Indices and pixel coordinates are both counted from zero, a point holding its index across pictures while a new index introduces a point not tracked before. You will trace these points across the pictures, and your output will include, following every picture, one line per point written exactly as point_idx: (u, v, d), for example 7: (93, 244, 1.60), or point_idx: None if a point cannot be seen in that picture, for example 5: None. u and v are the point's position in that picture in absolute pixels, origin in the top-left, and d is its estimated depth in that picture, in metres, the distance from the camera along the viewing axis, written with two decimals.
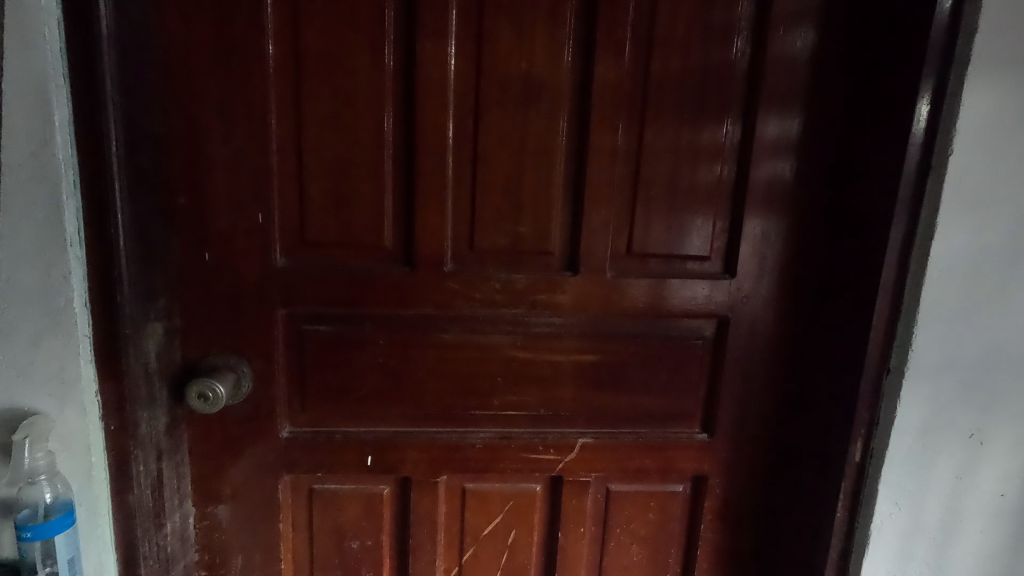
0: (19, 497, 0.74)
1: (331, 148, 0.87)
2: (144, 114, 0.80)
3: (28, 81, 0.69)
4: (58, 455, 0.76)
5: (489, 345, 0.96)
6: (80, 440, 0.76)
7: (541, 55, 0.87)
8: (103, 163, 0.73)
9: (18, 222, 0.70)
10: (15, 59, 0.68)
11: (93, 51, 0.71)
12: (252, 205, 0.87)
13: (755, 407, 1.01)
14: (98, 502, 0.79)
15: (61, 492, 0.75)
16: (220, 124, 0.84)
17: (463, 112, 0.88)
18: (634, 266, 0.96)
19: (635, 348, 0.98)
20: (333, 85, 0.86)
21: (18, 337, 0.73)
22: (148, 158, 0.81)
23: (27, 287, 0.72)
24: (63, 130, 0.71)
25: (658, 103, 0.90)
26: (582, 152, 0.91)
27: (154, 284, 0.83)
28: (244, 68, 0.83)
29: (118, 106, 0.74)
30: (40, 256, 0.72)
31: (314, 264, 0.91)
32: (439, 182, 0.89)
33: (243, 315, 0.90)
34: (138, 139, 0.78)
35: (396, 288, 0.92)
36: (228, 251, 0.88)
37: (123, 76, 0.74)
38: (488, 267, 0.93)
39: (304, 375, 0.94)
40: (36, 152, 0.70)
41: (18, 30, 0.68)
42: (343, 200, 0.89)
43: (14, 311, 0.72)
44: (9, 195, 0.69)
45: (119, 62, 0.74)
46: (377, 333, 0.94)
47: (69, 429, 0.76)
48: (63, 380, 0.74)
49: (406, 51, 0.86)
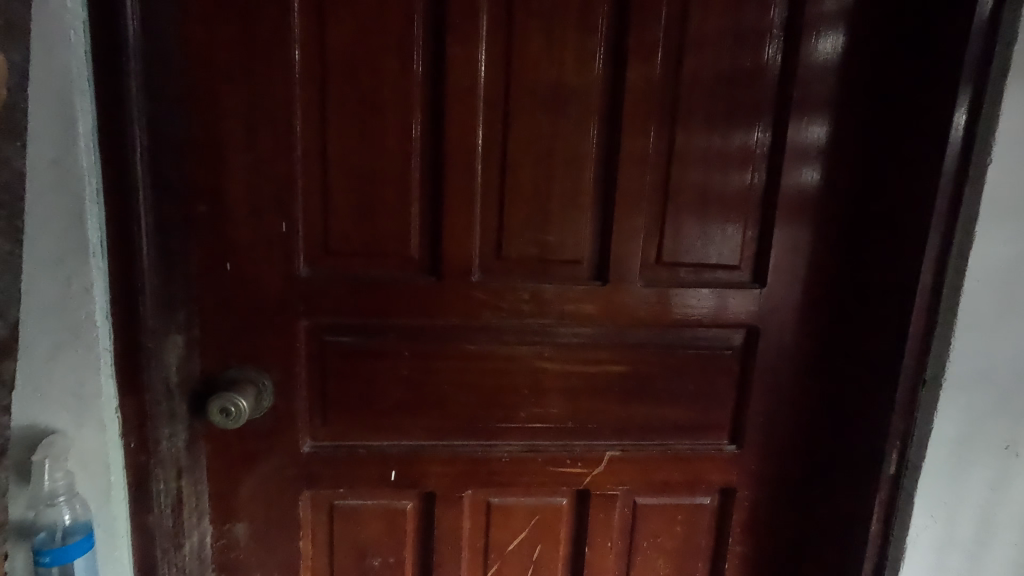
0: (35, 521, 0.71)
1: (357, 155, 0.85)
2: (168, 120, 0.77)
3: (54, 85, 0.66)
4: (78, 475, 0.73)
5: (515, 356, 0.94)
6: (99, 460, 0.73)
7: (571, 61, 0.86)
8: (128, 170, 0.70)
9: (39, 232, 0.67)
10: (40, 62, 0.65)
11: (119, 55, 0.68)
12: (275, 213, 0.85)
13: (784, 418, 1.00)
14: (116, 524, 0.76)
15: (80, 513, 0.73)
16: (243, 129, 0.82)
17: (491, 118, 0.86)
18: (663, 275, 0.94)
19: (663, 359, 0.96)
20: (359, 91, 0.83)
21: (36, 352, 0.70)
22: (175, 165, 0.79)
23: (47, 300, 0.69)
24: (88, 136, 0.68)
25: (690, 109, 0.88)
26: (612, 160, 0.89)
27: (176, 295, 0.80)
28: (268, 72, 0.81)
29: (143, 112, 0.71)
30: (61, 268, 0.69)
31: (338, 274, 0.88)
32: (466, 190, 0.87)
33: (265, 326, 0.88)
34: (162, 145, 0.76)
35: (422, 298, 0.90)
36: (251, 260, 0.85)
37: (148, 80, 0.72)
38: (516, 276, 0.91)
39: (326, 388, 0.92)
40: (60, 159, 0.67)
41: (44, 33, 0.65)
42: (368, 208, 0.87)
43: (33, 325, 0.69)
44: (32, 203, 0.67)
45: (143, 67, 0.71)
46: (401, 344, 0.92)
47: (89, 448, 0.73)
48: (82, 397, 0.71)
49: (434, 55, 0.84)
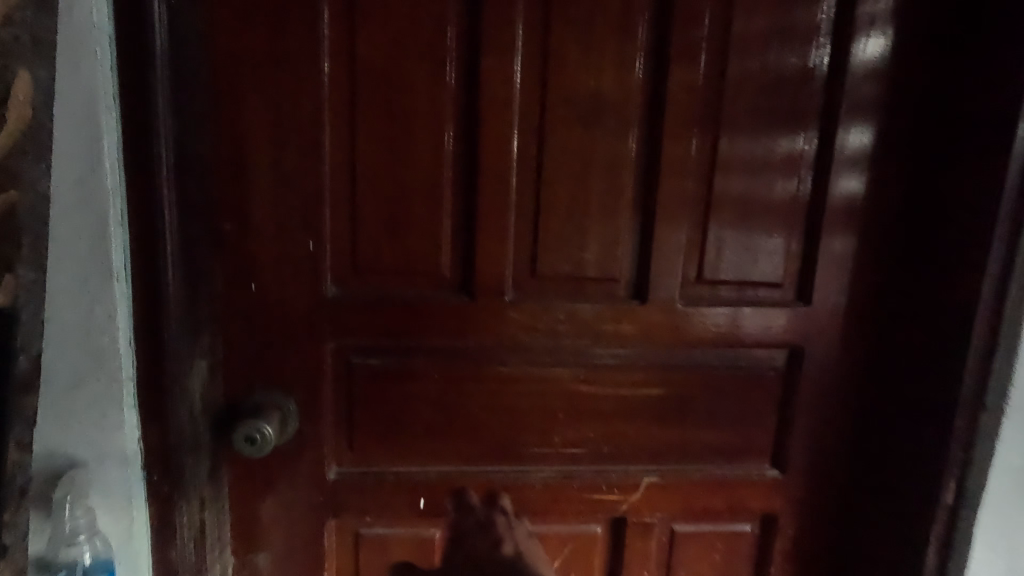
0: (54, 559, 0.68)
1: (387, 171, 0.82)
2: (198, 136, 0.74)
3: (79, 103, 0.63)
4: (99, 510, 0.71)
5: (550, 378, 0.90)
6: (120, 494, 0.70)
7: (610, 72, 0.82)
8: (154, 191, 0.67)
9: (62, 256, 0.65)
10: (65, 80, 0.63)
11: (147, 70, 0.65)
12: (302, 231, 0.81)
13: (829, 442, 0.95)
14: (138, 560, 0.73)
15: (100, 551, 0.70)
16: (271, 145, 0.78)
17: (526, 131, 0.83)
18: (704, 293, 0.90)
19: (704, 381, 0.92)
20: (390, 104, 0.80)
21: (58, 380, 0.67)
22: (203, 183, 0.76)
23: (70, 326, 0.66)
24: (112, 155, 0.65)
25: (735, 120, 0.85)
26: (651, 174, 0.85)
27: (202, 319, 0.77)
28: (297, 86, 0.78)
29: (171, 127, 0.67)
30: (84, 293, 0.66)
31: (367, 293, 0.85)
32: (500, 206, 0.84)
33: (291, 349, 0.84)
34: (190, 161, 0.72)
35: (453, 319, 0.86)
36: (277, 280, 0.82)
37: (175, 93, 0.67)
38: (551, 295, 0.87)
39: (353, 412, 0.88)
40: (84, 180, 0.64)
41: (70, 49, 0.62)
42: (398, 225, 0.83)
43: (55, 353, 0.66)
44: (56, 226, 0.64)
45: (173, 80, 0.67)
46: (432, 366, 0.88)
47: (110, 481, 0.70)
48: (104, 428, 0.69)
49: (468, 66, 0.81)
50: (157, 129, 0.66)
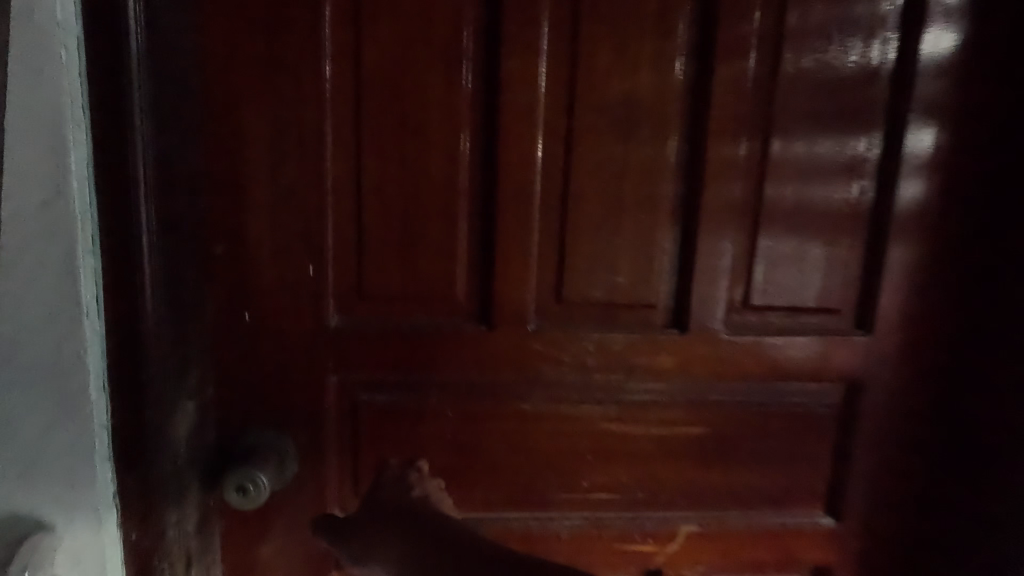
0: None
1: (397, 186, 0.73)
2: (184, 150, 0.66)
3: (41, 116, 0.55)
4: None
5: (577, 415, 0.80)
6: (93, 558, 0.62)
7: (647, 73, 0.73)
8: (130, 213, 0.58)
9: (25, 290, 0.57)
10: (24, 89, 0.55)
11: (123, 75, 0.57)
12: (302, 254, 0.73)
13: (892, 486, 0.84)
14: None
15: None
16: (267, 158, 0.70)
17: (552, 141, 0.74)
18: (752, 320, 0.80)
19: (750, 419, 0.82)
20: (400, 111, 0.71)
21: (21, 430, 0.59)
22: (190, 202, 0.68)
23: (34, 369, 0.58)
24: (80, 173, 0.57)
25: (788, 125, 0.75)
26: (694, 187, 0.76)
27: (189, 354, 0.68)
28: (296, 92, 0.69)
29: (150, 143, 0.59)
30: (49, 331, 0.58)
31: (374, 322, 0.76)
32: (522, 224, 0.75)
33: (289, 384, 0.75)
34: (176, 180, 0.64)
35: (470, 350, 0.77)
36: (274, 309, 0.73)
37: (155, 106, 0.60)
38: (579, 324, 0.78)
39: (358, 454, 0.79)
40: (47, 203, 0.56)
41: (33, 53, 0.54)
42: (407, 247, 0.74)
43: (18, 398, 0.58)
44: (15, 255, 0.56)
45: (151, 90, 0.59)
46: (446, 403, 0.79)
47: (82, 544, 0.61)
48: (75, 483, 0.60)
49: (487, 68, 0.72)
50: (133, 143, 0.57)
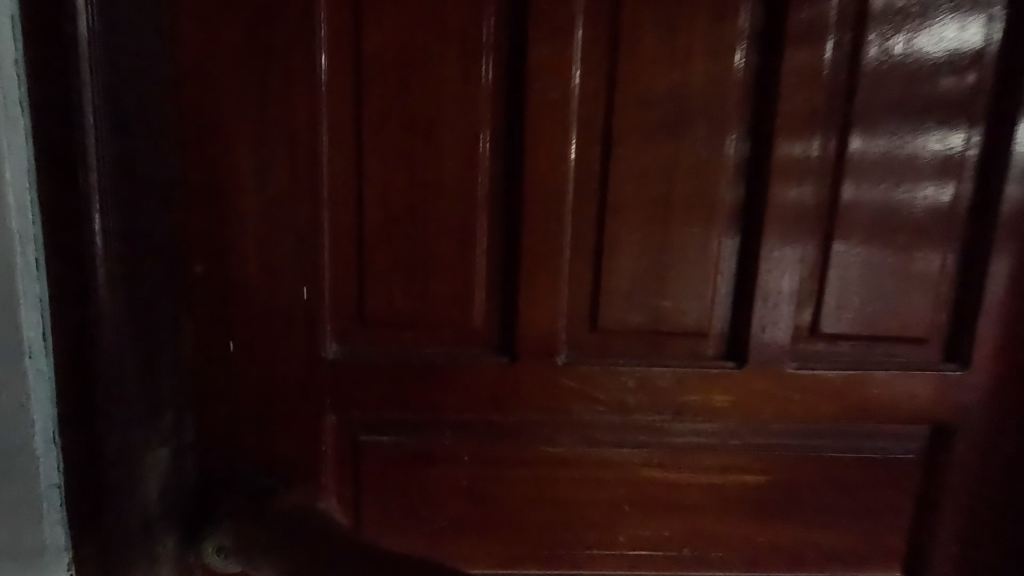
0: None
1: (405, 195, 0.62)
2: (155, 155, 0.56)
3: None
4: None
5: (613, 461, 0.69)
6: None
7: (701, 60, 0.61)
8: (78, 235, 0.50)
9: None
10: None
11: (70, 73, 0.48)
12: (294, 275, 0.62)
13: (983, 546, 0.72)
14: None
15: None
16: (254, 164, 0.60)
17: (587, 141, 0.62)
18: (822, 352, 0.67)
19: (818, 468, 0.70)
20: (408, 108, 0.61)
21: None
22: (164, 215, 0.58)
23: None
24: (21, 184, 0.48)
25: (870, 122, 0.62)
26: (755, 195, 0.64)
27: (162, 392, 0.59)
28: (287, 86, 0.59)
29: (107, 153, 0.50)
30: None
31: (378, 353, 0.65)
32: (551, 239, 0.64)
33: (281, 425, 0.65)
34: (144, 191, 0.54)
35: (489, 386, 0.66)
36: (263, 338, 0.63)
37: (114, 106, 0.51)
38: (617, 356, 0.67)
39: (360, 504, 0.68)
40: None
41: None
42: (417, 266, 0.64)
43: None
44: None
45: (109, 87, 0.50)
46: (461, 445, 0.68)
47: None
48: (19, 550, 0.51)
49: (511, 56, 0.61)
50: (83, 156, 0.49)
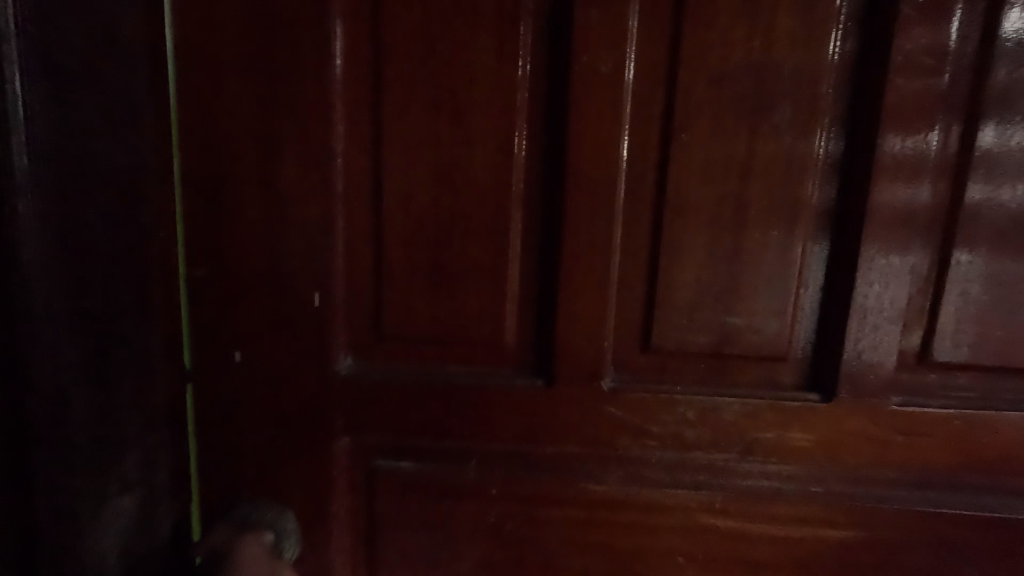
0: None
1: (428, 191, 0.54)
2: (115, 147, 0.47)
3: None
4: None
5: (667, 505, 0.59)
6: None
7: (789, 25, 0.49)
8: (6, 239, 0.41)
9: None
10: None
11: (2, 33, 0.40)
12: (304, 281, 0.55)
13: None
14: None
15: None
16: (260, 155, 0.53)
17: (644, 127, 0.52)
18: (934, 386, 0.54)
19: (927, 527, 0.57)
20: (434, 89, 0.52)
21: None
22: (127, 221, 0.49)
23: None
24: None
25: (1007, 99, 0.49)
26: (851, 192, 0.52)
27: (128, 427, 0.51)
28: (297, 66, 0.52)
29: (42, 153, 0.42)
30: None
31: (396, 370, 0.58)
32: (597, 243, 0.54)
33: (288, 447, 0.58)
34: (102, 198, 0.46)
35: (522, 411, 0.57)
36: (270, 352, 0.56)
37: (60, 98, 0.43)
38: (673, 381, 0.56)
39: (375, 538, 0.61)
40: None
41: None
42: (440, 273, 0.55)
43: None
44: None
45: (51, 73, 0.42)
46: (489, 478, 0.59)
47: None
48: None
49: (554, 28, 0.51)
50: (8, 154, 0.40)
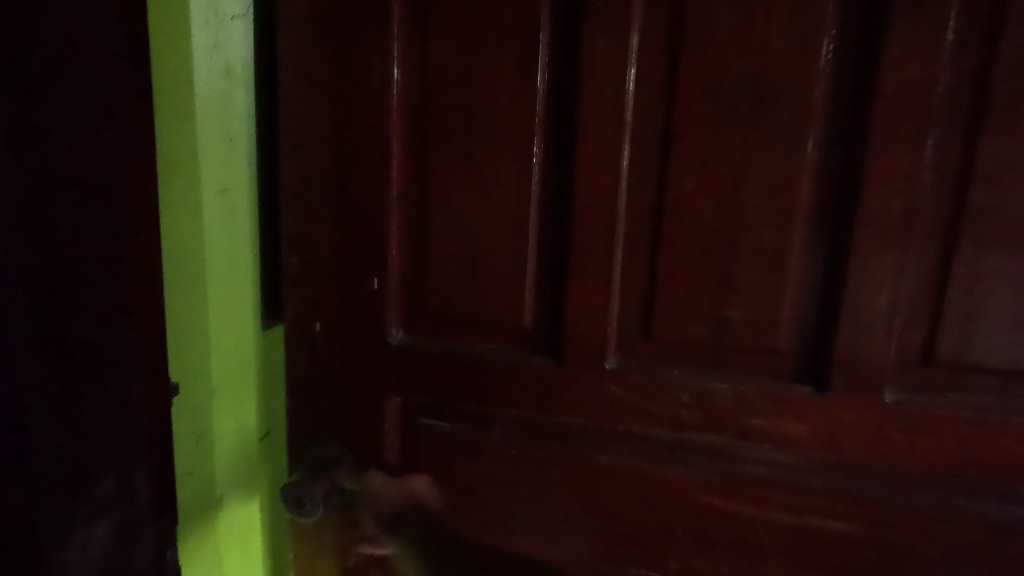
0: None
1: (462, 195, 0.65)
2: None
3: None
4: None
5: (666, 480, 0.64)
6: None
7: (781, 42, 0.54)
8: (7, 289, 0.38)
9: None
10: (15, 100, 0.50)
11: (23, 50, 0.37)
12: (366, 267, 0.69)
13: None
14: None
15: None
16: (335, 168, 0.67)
17: (645, 139, 0.59)
18: (937, 386, 0.55)
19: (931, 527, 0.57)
20: (468, 111, 0.63)
21: None
22: (88, 213, 0.42)
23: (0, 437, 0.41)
24: None
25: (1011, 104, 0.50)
26: (846, 195, 0.55)
27: (101, 441, 0.44)
28: (364, 97, 0.66)
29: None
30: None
31: (435, 344, 0.70)
32: (603, 241, 0.62)
33: (352, 401, 0.73)
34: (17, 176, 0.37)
35: (537, 384, 0.67)
36: (340, 323, 0.71)
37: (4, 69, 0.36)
38: (671, 367, 0.62)
39: (416, 482, 0.73)
40: None
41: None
42: (471, 264, 0.66)
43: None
44: None
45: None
46: (508, 441, 0.69)
47: None
48: None
49: (568, 56, 0.60)
50: None
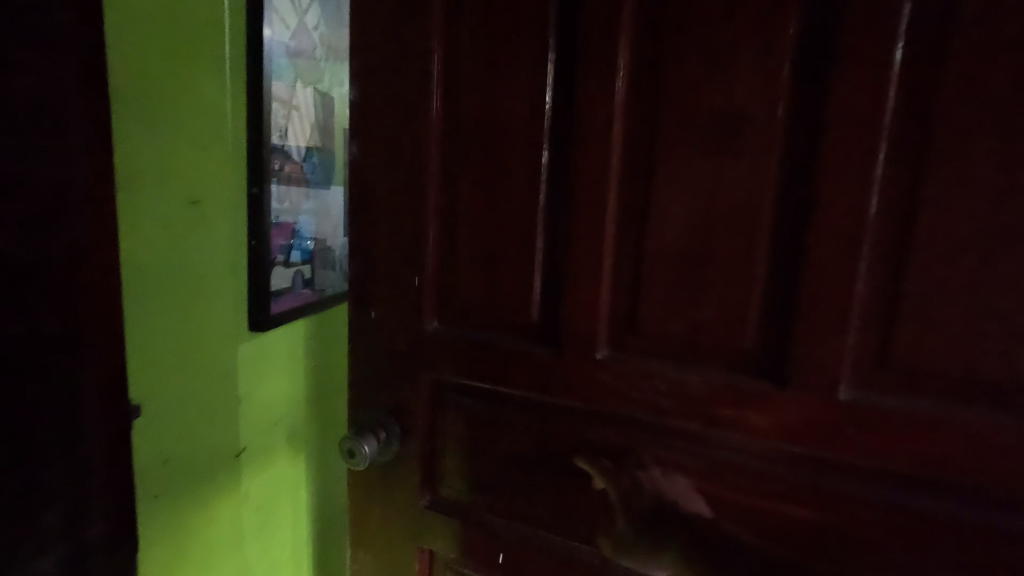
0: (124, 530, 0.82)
1: (482, 209, 0.79)
2: None
3: None
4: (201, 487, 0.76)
5: (649, 458, 0.74)
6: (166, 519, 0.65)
7: (743, 78, 0.62)
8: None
9: None
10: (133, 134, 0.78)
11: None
12: (407, 266, 0.85)
13: None
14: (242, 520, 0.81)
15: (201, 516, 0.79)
16: (384, 186, 0.84)
17: (629, 163, 0.70)
18: (888, 385, 0.61)
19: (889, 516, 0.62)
20: (487, 141, 0.78)
21: None
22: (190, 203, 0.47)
23: None
24: None
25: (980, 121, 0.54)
26: (804, 211, 0.61)
27: None
28: (406, 129, 0.82)
29: None
30: None
31: (461, 331, 0.84)
32: (595, 248, 0.73)
33: (393, 375, 0.89)
34: None
35: (540, 368, 0.79)
36: (386, 311, 0.88)
37: None
38: (652, 359, 0.71)
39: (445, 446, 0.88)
40: None
41: None
42: (489, 266, 0.80)
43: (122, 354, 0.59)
44: None
45: None
46: (519, 415, 0.82)
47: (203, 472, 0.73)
48: None
49: (566, 95, 0.73)
50: None
